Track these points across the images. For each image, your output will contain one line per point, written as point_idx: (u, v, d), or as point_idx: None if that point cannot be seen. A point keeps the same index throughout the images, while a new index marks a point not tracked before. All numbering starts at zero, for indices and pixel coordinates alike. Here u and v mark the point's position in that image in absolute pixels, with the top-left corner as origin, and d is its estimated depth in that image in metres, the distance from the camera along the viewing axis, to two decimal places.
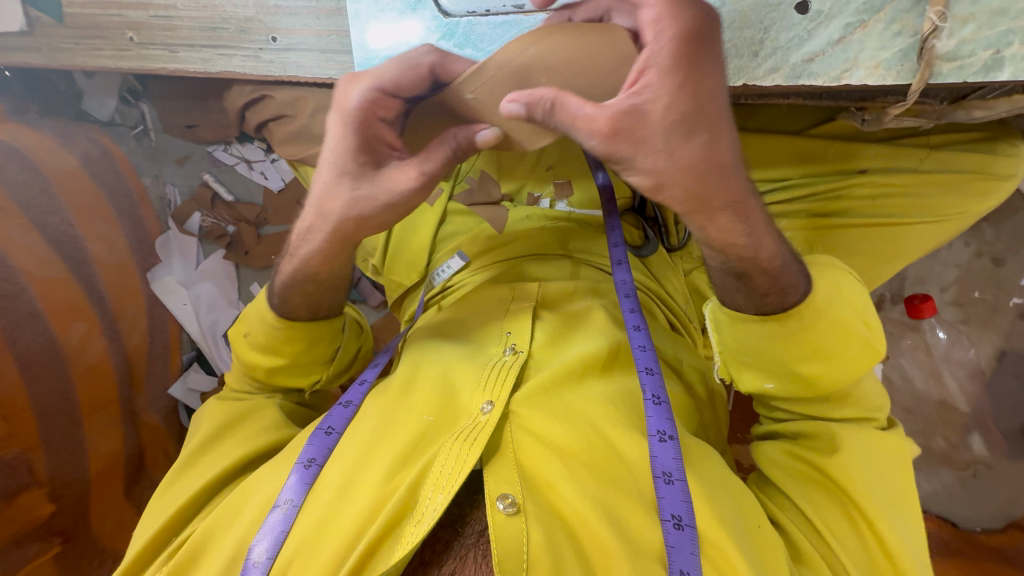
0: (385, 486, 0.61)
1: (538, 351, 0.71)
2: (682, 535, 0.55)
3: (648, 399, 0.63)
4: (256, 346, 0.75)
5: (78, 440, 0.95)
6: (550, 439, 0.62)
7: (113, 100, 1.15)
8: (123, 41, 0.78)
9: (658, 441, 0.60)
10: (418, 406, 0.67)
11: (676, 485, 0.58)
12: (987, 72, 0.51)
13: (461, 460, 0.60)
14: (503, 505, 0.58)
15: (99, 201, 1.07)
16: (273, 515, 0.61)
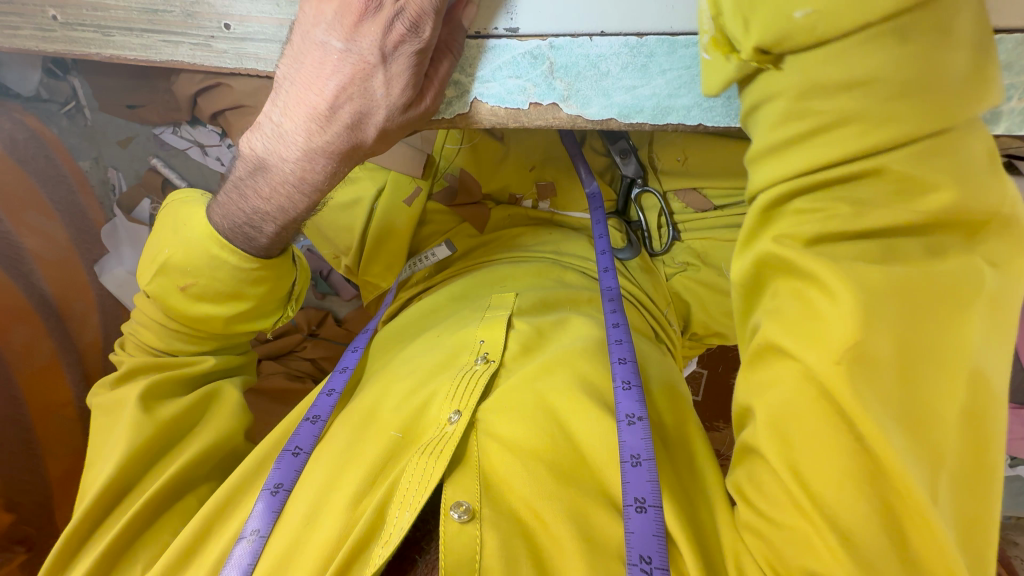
0: (353, 511, 0.57)
1: (511, 359, 0.67)
2: (645, 519, 0.49)
3: (618, 385, 0.60)
4: (203, 295, 0.66)
5: (32, 446, 0.88)
6: (514, 441, 0.58)
7: (37, 73, 1.02)
8: (45, 20, 0.68)
9: (627, 425, 0.56)
10: (389, 422, 0.65)
11: (643, 467, 0.52)
12: None
13: (427, 474, 0.56)
14: (458, 513, 0.53)
15: (32, 191, 0.96)
16: (239, 547, 0.58)
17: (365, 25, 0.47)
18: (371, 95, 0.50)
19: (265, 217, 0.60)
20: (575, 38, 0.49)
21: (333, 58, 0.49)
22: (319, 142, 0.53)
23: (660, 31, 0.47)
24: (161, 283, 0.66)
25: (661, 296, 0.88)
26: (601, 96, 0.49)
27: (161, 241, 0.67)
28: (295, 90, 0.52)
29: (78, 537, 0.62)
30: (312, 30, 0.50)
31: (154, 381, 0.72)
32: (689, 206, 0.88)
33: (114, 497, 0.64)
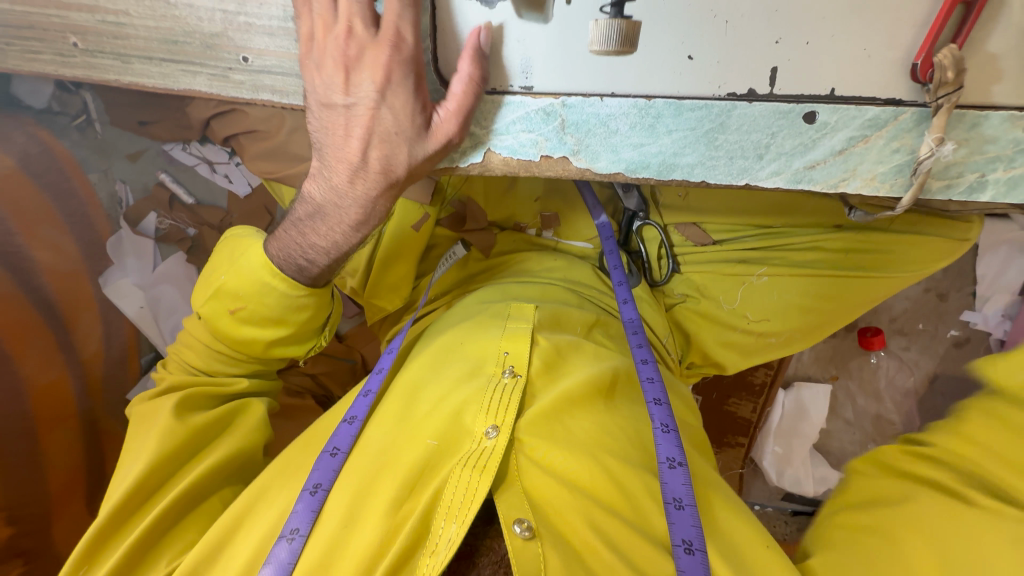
0: (395, 516, 0.60)
1: (537, 376, 0.71)
2: (693, 560, 0.55)
3: (658, 427, 0.67)
4: (249, 320, 0.69)
5: (37, 461, 0.90)
6: (555, 467, 0.63)
7: (49, 86, 1.02)
8: (66, 46, 0.69)
9: (669, 468, 0.63)
10: (423, 430, 0.67)
11: (686, 510, 0.59)
12: (968, 195, 0.48)
13: (472, 489, 0.59)
14: (520, 529, 0.57)
15: (44, 206, 0.97)
16: (279, 546, 0.58)
17: (355, 73, 0.50)
18: (383, 130, 0.52)
19: (317, 249, 0.64)
20: (586, 97, 0.50)
21: (345, 111, 0.52)
22: (361, 187, 0.57)
23: (667, 93, 0.48)
24: (212, 305, 0.70)
25: (663, 323, 0.90)
26: (610, 152, 0.52)
27: (216, 268, 0.71)
28: (327, 146, 0.56)
29: (104, 534, 0.62)
30: (317, 87, 0.53)
31: (188, 392, 0.74)
32: (689, 239, 0.90)
33: (141, 498, 0.65)
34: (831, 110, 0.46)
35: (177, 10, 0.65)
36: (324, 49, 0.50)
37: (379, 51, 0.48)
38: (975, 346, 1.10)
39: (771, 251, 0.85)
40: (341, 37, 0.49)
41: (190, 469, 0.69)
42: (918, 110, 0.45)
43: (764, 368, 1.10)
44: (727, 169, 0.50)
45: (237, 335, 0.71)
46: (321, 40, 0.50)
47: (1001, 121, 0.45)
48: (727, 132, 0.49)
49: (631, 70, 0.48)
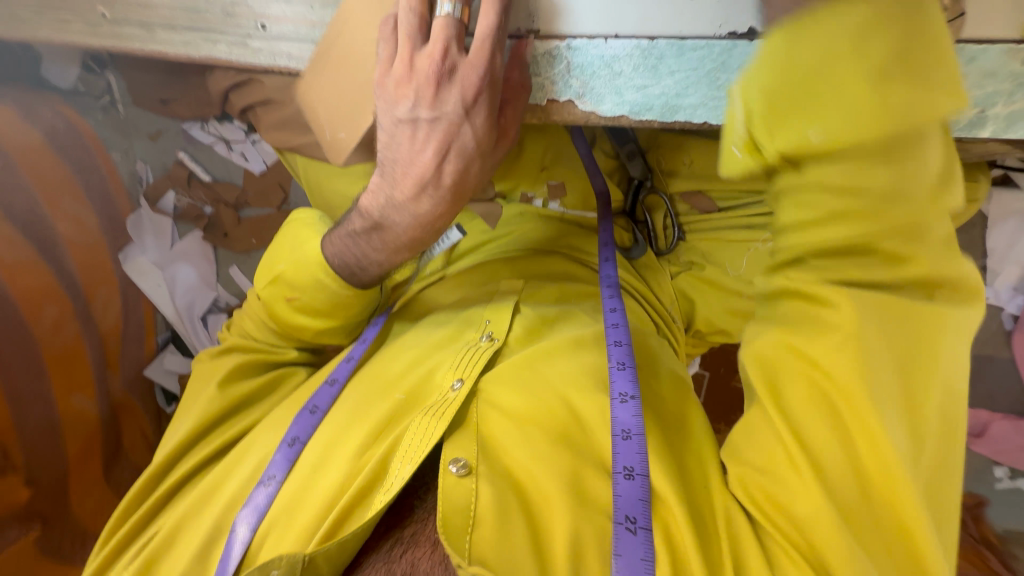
0: (357, 461, 0.63)
1: (515, 341, 0.73)
2: (632, 485, 0.56)
3: (614, 365, 0.66)
4: (302, 310, 0.72)
5: (55, 427, 0.92)
6: (512, 411, 0.64)
7: (75, 68, 1.04)
8: (94, 16, 0.73)
9: (620, 403, 0.61)
10: (395, 386, 0.70)
11: (632, 440, 0.59)
12: (969, 129, 0.49)
13: (427, 432, 0.61)
14: (456, 468, 0.59)
15: (67, 178, 1.00)
16: (258, 491, 0.65)
17: (444, 90, 0.52)
18: (462, 146, 0.56)
19: (355, 231, 0.66)
20: (591, 39, 0.52)
21: (421, 128, 0.55)
22: (425, 205, 0.60)
23: (671, 33, 0.50)
24: (271, 291, 0.73)
25: (666, 294, 0.91)
26: (614, 94, 0.53)
27: (277, 256, 0.74)
28: (394, 162, 0.59)
29: (154, 480, 0.75)
30: (396, 112, 0.55)
31: (245, 358, 0.80)
32: (694, 208, 0.91)
33: (189, 445, 0.76)
34: None
35: None
36: (411, 73, 0.52)
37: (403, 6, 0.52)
38: (986, 322, 1.10)
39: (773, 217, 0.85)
40: (434, 54, 0.51)
41: (235, 422, 0.78)
42: None
43: None
44: (729, 109, 0.51)
45: (291, 322, 0.74)
46: (411, 58, 0.52)
47: (1001, 53, 0.46)
48: (729, 71, 0.50)
49: (635, 12, 0.50)
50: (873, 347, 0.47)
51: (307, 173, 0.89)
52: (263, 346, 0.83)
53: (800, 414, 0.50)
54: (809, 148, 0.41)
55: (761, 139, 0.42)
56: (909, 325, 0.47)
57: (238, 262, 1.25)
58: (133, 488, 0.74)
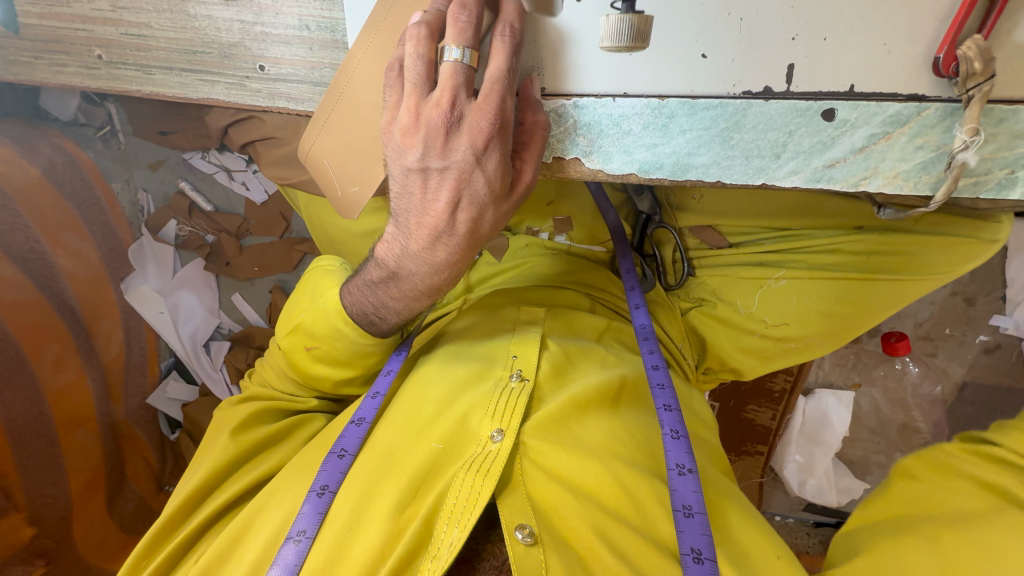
0: (397, 521, 0.61)
1: (545, 381, 0.72)
2: (703, 569, 0.54)
3: (667, 433, 0.66)
4: (321, 358, 0.70)
5: (57, 461, 0.91)
6: (562, 472, 0.64)
7: (75, 99, 1.03)
8: (90, 58, 0.71)
9: (678, 475, 0.61)
10: (429, 433, 0.68)
11: (695, 519, 0.58)
12: (997, 191, 0.46)
13: (474, 491, 0.61)
14: (521, 535, 0.58)
15: (68, 214, 1.00)
16: (287, 547, 0.60)
17: (454, 140, 0.49)
18: (474, 195, 0.52)
19: (373, 280, 0.64)
20: (598, 98, 0.50)
21: (432, 177, 0.52)
22: (439, 254, 0.57)
23: (682, 93, 0.48)
24: (292, 339, 0.71)
25: (677, 328, 0.90)
26: (623, 153, 0.51)
27: (299, 304, 0.73)
28: (408, 212, 0.56)
29: (170, 525, 0.72)
30: (406, 161, 0.52)
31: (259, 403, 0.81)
32: (705, 244, 0.89)
33: (201, 495, 0.74)
34: (850, 107, 0.45)
35: (198, 23, 0.68)
36: (419, 121, 0.49)
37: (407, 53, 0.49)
38: (1006, 353, 1.06)
39: (789, 253, 0.83)
40: (442, 103, 0.48)
41: (251, 469, 0.77)
42: (944, 105, 0.43)
43: (782, 373, 1.08)
44: (744, 168, 0.49)
45: (311, 371, 0.73)
46: (417, 105, 0.49)
47: None
48: (741, 131, 0.48)
49: (643, 69, 0.48)
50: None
51: (307, 208, 0.87)
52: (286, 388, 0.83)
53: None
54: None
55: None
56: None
57: (240, 289, 1.25)
58: (145, 539, 0.71)
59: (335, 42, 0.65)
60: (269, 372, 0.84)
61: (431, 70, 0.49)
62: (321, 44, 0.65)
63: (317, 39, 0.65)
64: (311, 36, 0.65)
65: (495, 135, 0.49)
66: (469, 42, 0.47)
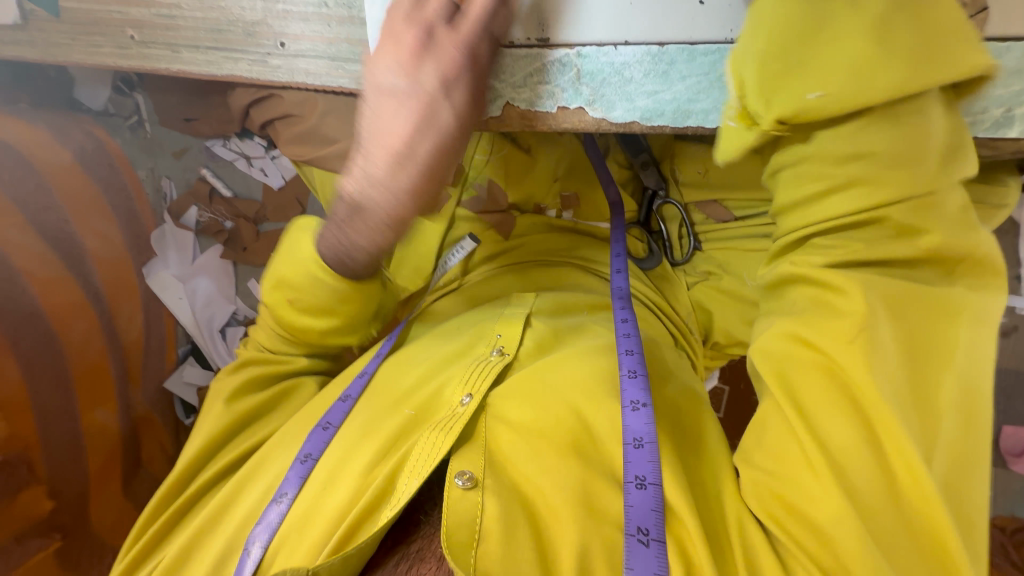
0: (365, 478, 0.63)
1: (525, 356, 0.73)
2: (644, 495, 0.55)
3: (625, 372, 0.64)
4: (303, 309, 0.73)
5: (77, 438, 0.94)
6: (523, 424, 0.63)
7: (106, 90, 1.10)
8: (123, 39, 0.76)
9: (631, 411, 0.60)
10: (405, 401, 0.70)
11: (644, 449, 0.57)
12: (994, 130, 0.48)
13: (435, 449, 0.61)
14: (461, 481, 0.58)
15: (96, 198, 1.05)
16: (271, 509, 0.64)
17: (424, 57, 0.52)
18: (441, 119, 0.54)
19: (337, 216, 0.63)
20: (600, 47, 0.52)
21: (403, 99, 0.54)
22: (395, 181, 0.56)
23: (681, 39, 0.50)
24: (275, 296, 0.75)
25: (682, 302, 0.91)
26: (625, 101, 0.53)
27: (280, 259, 0.75)
28: (368, 131, 0.56)
29: (173, 492, 0.76)
30: (379, 78, 0.54)
31: (252, 367, 0.83)
32: (709, 217, 0.90)
33: (199, 465, 0.77)
34: None
35: (224, 3, 0.72)
36: (398, 39, 0.53)
37: None
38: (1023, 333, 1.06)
39: None
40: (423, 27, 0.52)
41: (245, 439, 0.79)
42: None
43: None
44: None
45: (296, 322, 0.76)
46: (397, 26, 0.53)
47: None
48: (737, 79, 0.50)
49: (644, 16, 0.50)
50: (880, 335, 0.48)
51: (323, 184, 0.90)
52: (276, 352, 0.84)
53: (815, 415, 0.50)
54: (806, 109, 0.44)
55: (758, 109, 0.46)
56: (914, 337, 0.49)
57: (256, 275, 1.27)
58: (148, 508, 0.75)
59: (352, 18, 0.69)
60: (262, 334, 0.86)
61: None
62: (338, 20, 0.68)
63: (335, 16, 0.69)
64: (329, 13, 0.69)
65: (468, 65, 0.52)
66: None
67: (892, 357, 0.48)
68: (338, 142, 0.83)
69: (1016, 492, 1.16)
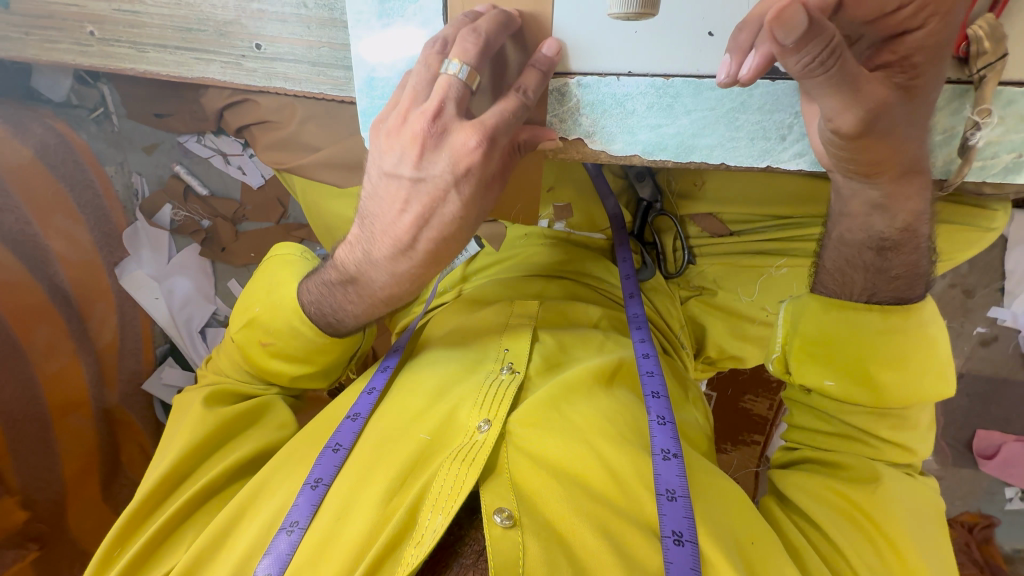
0: (384, 508, 0.61)
1: (535, 373, 0.73)
2: (682, 551, 0.57)
3: (654, 420, 0.68)
4: (279, 355, 0.72)
5: (50, 446, 0.91)
6: (548, 457, 0.64)
7: (67, 79, 1.02)
8: (83, 35, 0.71)
9: (662, 459, 0.63)
10: (418, 425, 0.68)
11: (678, 502, 0.60)
12: (1004, 174, 0.52)
13: (460, 481, 0.60)
14: (500, 518, 0.58)
15: (60, 195, 0.98)
16: (279, 537, 0.60)
17: (428, 161, 0.50)
18: (443, 215, 0.53)
19: (348, 315, 0.65)
20: (603, 77, 0.54)
21: (406, 191, 0.52)
22: (402, 268, 0.57)
23: (687, 72, 0.53)
24: (247, 334, 0.74)
25: (677, 316, 0.89)
26: (626, 134, 0.57)
27: (254, 296, 0.74)
28: (378, 217, 0.55)
29: (140, 514, 0.68)
30: (383, 163, 0.53)
31: (214, 389, 0.79)
32: (706, 231, 0.87)
33: (175, 480, 0.70)
34: None
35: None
36: (405, 125, 0.50)
37: (462, 134, 0.49)
38: (1002, 344, 1.09)
39: (790, 241, 0.83)
40: (427, 115, 0.49)
41: (225, 455, 0.74)
42: (955, 88, 0.49)
43: None
44: (753, 149, 0.56)
45: (267, 367, 0.74)
46: (405, 111, 0.50)
47: None
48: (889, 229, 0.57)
49: (648, 50, 0.53)
50: (888, 478, 0.62)
51: (305, 195, 0.84)
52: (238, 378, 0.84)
53: (849, 535, 0.60)
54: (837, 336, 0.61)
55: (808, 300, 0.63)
56: (916, 494, 0.62)
57: (236, 275, 1.24)
58: (113, 531, 0.67)
59: (334, 20, 0.64)
60: (224, 361, 0.85)
61: (430, 79, 0.50)
62: (319, 22, 0.64)
63: (315, 17, 0.64)
64: (308, 14, 0.64)
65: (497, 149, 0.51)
66: (471, 61, 0.49)
67: (907, 513, 0.60)
68: (319, 151, 0.79)
69: (985, 490, 1.21)
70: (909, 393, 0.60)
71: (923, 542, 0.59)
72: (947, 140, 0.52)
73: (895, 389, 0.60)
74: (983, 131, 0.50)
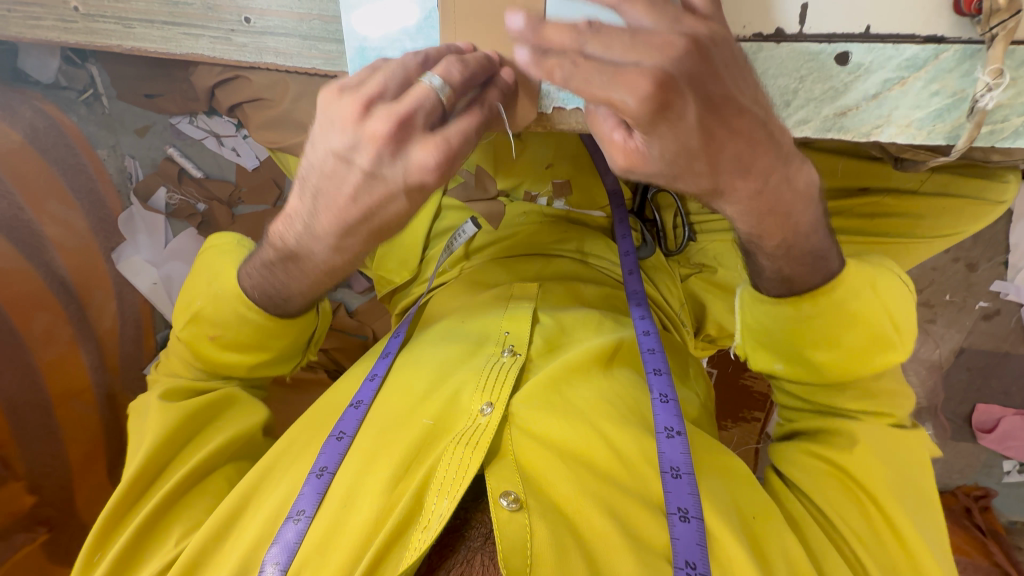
0: (390, 494, 0.61)
1: (536, 354, 0.73)
2: (688, 527, 0.57)
3: (656, 398, 0.67)
4: (226, 345, 0.72)
5: (54, 431, 0.91)
6: (551, 439, 0.64)
7: (55, 60, 1.01)
8: (66, 11, 0.69)
9: (666, 437, 0.62)
10: (421, 409, 0.67)
11: (683, 479, 0.60)
12: (1015, 139, 0.50)
13: (465, 465, 0.60)
14: (507, 502, 0.58)
15: (53, 181, 0.97)
16: (287, 527, 0.60)
17: (390, 159, 0.48)
18: (389, 212, 0.52)
19: (292, 295, 0.67)
20: None
21: (354, 175, 0.49)
22: (340, 248, 0.56)
23: None
24: (192, 331, 0.72)
25: (676, 295, 0.88)
26: None
27: (193, 290, 0.73)
28: (323, 192, 0.51)
29: (124, 505, 0.66)
30: (333, 143, 0.48)
31: (172, 386, 0.76)
32: (705, 207, 0.87)
33: (150, 476, 0.68)
34: (864, 51, 0.50)
35: None
36: (365, 117, 0.46)
37: (423, 150, 0.47)
38: (1005, 318, 1.09)
39: None
40: (396, 116, 0.46)
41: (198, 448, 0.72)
42: (962, 48, 0.48)
43: None
44: None
45: (220, 360, 0.74)
46: (370, 101, 0.46)
47: None
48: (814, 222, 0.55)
49: None
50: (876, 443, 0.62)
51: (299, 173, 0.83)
52: (192, 377, 0.80)
53: (844, 510, 0.60)
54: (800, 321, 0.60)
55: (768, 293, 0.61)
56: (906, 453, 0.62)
57: None
58: (88, 541, 0.64)
59: None
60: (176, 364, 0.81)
61: (404, 83, 0.49)
62: None
63: None
64: None
65: (455, 165, 0.50)
66: (452, 83, 0.48)
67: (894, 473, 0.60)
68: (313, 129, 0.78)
69: (982, 464, 1.22)
70: (840, 382, 0.62)
71: (914, 503, 0.59)
72: (952, 105, 0.50)
73: (837, 368, 0.61)
74: (994, 93, 0.47)
